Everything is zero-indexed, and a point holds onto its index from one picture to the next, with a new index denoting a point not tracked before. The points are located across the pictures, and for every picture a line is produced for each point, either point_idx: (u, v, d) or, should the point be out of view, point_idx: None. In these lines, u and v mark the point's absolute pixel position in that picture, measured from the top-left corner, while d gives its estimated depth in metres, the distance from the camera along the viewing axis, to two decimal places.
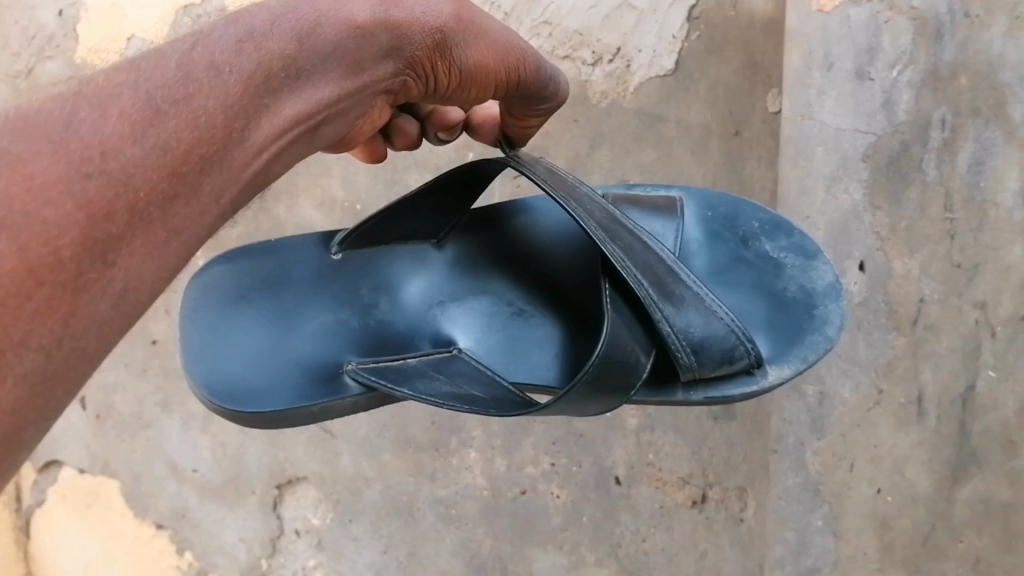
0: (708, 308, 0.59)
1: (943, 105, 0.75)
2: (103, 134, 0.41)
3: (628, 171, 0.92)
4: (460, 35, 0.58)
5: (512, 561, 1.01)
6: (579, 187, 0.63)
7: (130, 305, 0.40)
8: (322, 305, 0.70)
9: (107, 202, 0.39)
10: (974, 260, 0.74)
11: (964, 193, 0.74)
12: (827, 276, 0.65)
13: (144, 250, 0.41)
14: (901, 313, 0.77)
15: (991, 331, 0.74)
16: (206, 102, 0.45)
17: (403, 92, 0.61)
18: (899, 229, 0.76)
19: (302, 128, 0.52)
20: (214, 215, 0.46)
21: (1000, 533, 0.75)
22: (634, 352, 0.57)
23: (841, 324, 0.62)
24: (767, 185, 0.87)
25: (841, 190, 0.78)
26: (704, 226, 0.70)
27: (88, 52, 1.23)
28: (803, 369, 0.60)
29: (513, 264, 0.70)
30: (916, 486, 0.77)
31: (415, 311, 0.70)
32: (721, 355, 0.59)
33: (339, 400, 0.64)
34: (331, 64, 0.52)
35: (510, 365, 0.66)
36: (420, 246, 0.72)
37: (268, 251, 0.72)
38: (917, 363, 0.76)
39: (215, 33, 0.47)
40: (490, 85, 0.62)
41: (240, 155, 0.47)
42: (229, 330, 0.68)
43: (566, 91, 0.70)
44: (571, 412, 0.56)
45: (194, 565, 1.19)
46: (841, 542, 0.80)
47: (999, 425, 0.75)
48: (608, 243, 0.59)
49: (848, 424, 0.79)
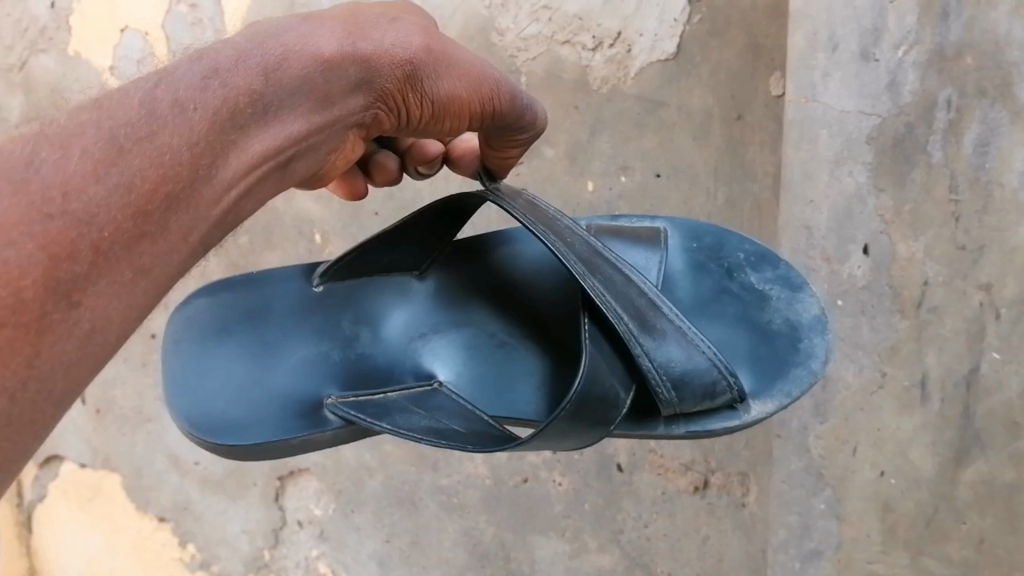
0: (689, 341, 0.60)
1: (948, 86, 0.74)
2: (64, 173, 0.42)
3: (630, 158, 0.92)
4: (430, 67, 0.58)
5: (515, 548, 1.01)
6: (558, 220, 0.63)
7: (97, 345, 0.41)
8: (302, 338, 0.70)
9: (71, 242, 0.40)
10: (979, 242, 0.74)
11: (970, 175, 0.74)
12: (812, 309, 0.65)
13: (108, 290, 0.42)
14: (905, 296, 0.76)
15: (996, 313, 0.74)
16: (171, 139, 0.46)
17: (376, 125, 0.61)
18: (904, 212, 0.76)
19: (273, 162, 0.53)
20: (184, 252, 0.47)
21: (1004, 514, 0.75)
22: (614, 388, 0.57)
23: (825, 359, 0.62)
24: (770, 170, 0.87)
25: (845, 173, 0.77)
26: (687, 257, 0.69)
27: (81, 44, 1.22)
28: (785, 405, 0.61)
29: (495, 296, 0.70)
30: (919, 468, 0.77)
31: (397, 346, 0.71)
32: (701, 389, 0.59)
33: (318, 434, 0.65)
34: (298, 99, 0.53)
35: (490, 399, 0.67)
36: (403, 278, 0.72)
37: (251, 284, 0.72)
38: (921, 346, 0.76)
39: (180, 70, 0.48)
40: (464, 116, 0.61)
41: (208, 193, 0.48)
42: (212, 363, 0.69)
43: (546, 119, 0.68)
44: (547, 446, 0.57)
45: (197, 557, 1.20)
46: (844, 524, 0.80)
47: (1003, 407, 0.74)
48: (588, 277, 0.59)
49: (851, 408, 0.79)
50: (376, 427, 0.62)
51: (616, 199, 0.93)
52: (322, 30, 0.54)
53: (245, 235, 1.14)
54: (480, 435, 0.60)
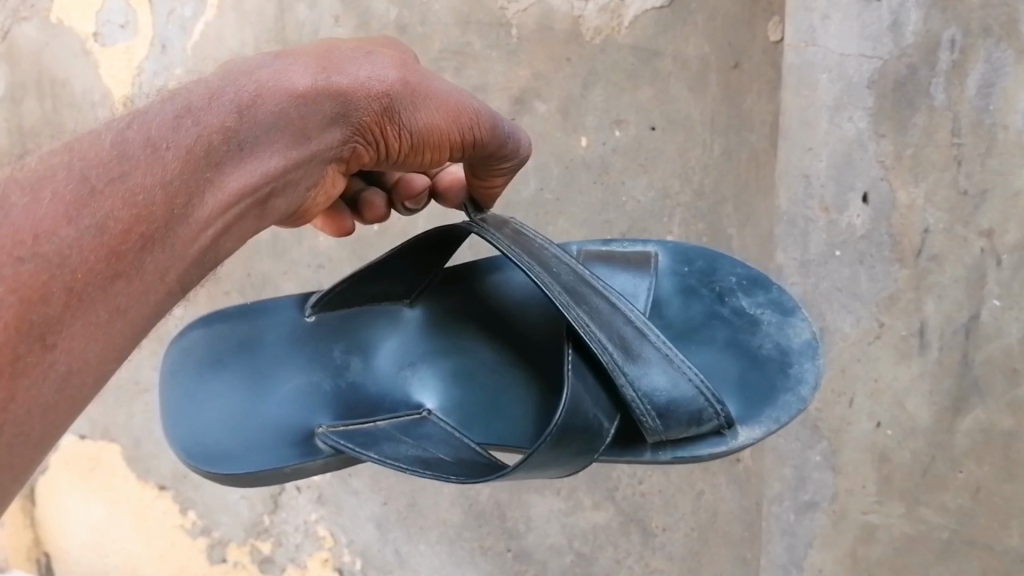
0: (676, 367, 0.59)
1: (953, 25, 0.73)
2: (35, 217, 0.41)
3: (624, 111, 0.91)
4: (407, 99, 0.57)
5: (511, 507, 1.01)
6: (545, 249, 0.63)
7: (75, 387, 0.41)
8: (295, 367, 0.70)
9: (43, 285, 0.40)
10: (981, 186, 0.73)
11: (973, 118, 0.73)
12: (804, 333, 0.64)
13: (84, 332, 0.41)
14: (904, 245, 0.76)
15: (997, 259, 0.74)
16: (143, 178, 0.46)
17: (354, 159, 0.60)
18: (905, 157, 0.75)
19: (250, 200, 0.52)
20: (161, 293, 0.47)
21: (1001, 462, 0.75)
22: (598, 418, 0.57)
23: (814, 385, 0.62)
24: (767, 120, 0.86)
25: (845, 118, 0.77)
26: (678, 281, 0.69)
27: (62, 10, 1.18)
28: (773, 432, 0.60)
29: (486, 322, 0.70)
30: (916, 418, 0.77)
31: (386, 376, 0.70)
32: (687, 417, 0.59)
33: (311, 462, 0.65)
34: (273, 135, 0.52)
35: (477, 424, 0.67)
36: (393, 306, 0.71)
37: (244, 315, 0.71)
38: (919, 295, 0.76)
39: (151, 111, 0.48)
40: (445, 147, 0.60)
41: (184, 232, 0.48)
42: (206, 395, 0.69)
43: (529, 149, 0.68)
44: (535, 473, 0.56)
45: (198, 524, 1.19)
46: (839, 476, 0.81)
47: (1001, 354, 0.74)
48: (572, 308, 0.59)
49: (848, 358, 0.79)
50: (364, 458, 0.62)
51: (610, 152, 0.91)
52: (295, 65, 0.53)
53: None
54: (465, 466, 0.60)
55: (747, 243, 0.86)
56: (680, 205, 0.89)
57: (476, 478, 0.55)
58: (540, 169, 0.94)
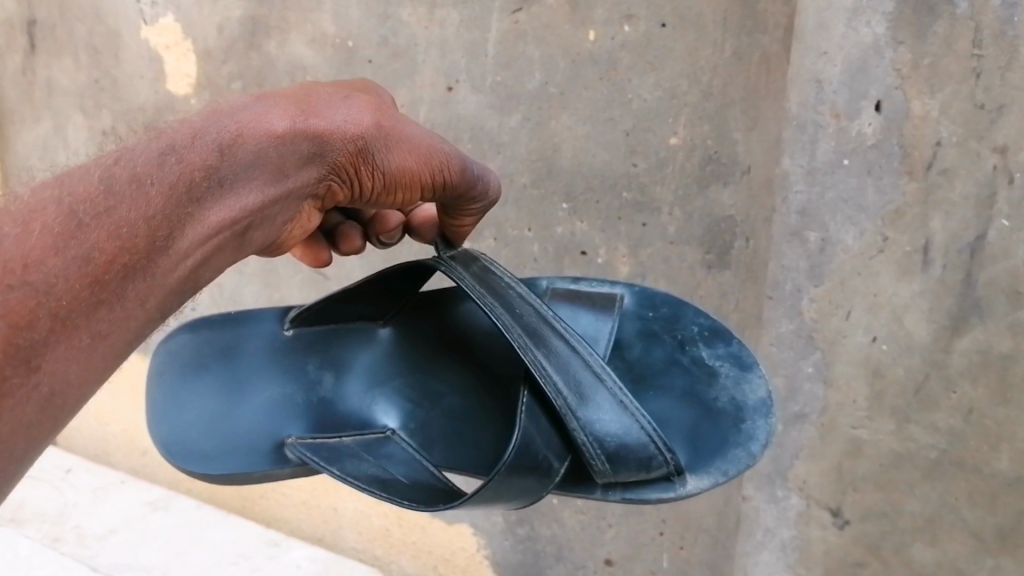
0: (627, 412, 0.62)
1: None
2: (25, 247, 0.44)
3: (634, 7, 0.85)
4: (381, 142, 0.61)
5: None
6: (508, 290, 0.66)
7: (56, 407, 0.43)
8: (270, 378, 0.78)
9: (30, 311, 0.42)
10: (998, 101, 0.71)
11: (995, 29, 0.71)
12: (759, 391, 0.66)
13: (67, 354, 0.44)
14: (915, 157, 0.75)
15: (1009, 177, 0.72)
16: (128, 213, 0.48)
17: (330, 196, 0.63)
18: (922, 67, 0.73)
19: (229, 232, 0.55)
20: (141, 318, 0.49)
21: (996, 384, 0.75)
22: (547, 458, 0.62)
23: (765, 442, 0.63)
24: (782, 22, 0.79)
25: (863, 22, 0.75)
26: (641, 328, 0.72)
27: None
28: (720, 484, 0.62)
29: (453, 351, 0.76)
30: (913, 334, 0.77)
31: (354, 395, 0.78)
32: (636, 462, 0.62)
33: (280, 469, 0.73)
34: (253, 172, 0.55)
35: (439, 447, 0.75)
36: (369, 326, 0.79)
37: (227, 323, 0.81)
38: (926, 211, 0.75)
39: (138, 148, 0.51)
40: (416, 187, 0.64)
41: (164, 263, 0.50)
42: (188, 397, 0.78)
43: (499, 188, 0.72)
44: (489, 505, 0.61)
45: None
46: (831, 389, 0.81)
47: (1008, 275, 0.73)
48: (529, 350, 0.63)
49: (848, 271, 0.79)
50: (324, 472, 0.69)
51: (618, 49, 0.87)
52: (274, 109, 0.57)
53: (238, 80, 1.09)
54: (417, 489, 0.67)
55: (753, 150, 0.82)
56: (687, 105, 0.84)
57: (427, 507, 0.60)
58: (547, 62, 0.90)
